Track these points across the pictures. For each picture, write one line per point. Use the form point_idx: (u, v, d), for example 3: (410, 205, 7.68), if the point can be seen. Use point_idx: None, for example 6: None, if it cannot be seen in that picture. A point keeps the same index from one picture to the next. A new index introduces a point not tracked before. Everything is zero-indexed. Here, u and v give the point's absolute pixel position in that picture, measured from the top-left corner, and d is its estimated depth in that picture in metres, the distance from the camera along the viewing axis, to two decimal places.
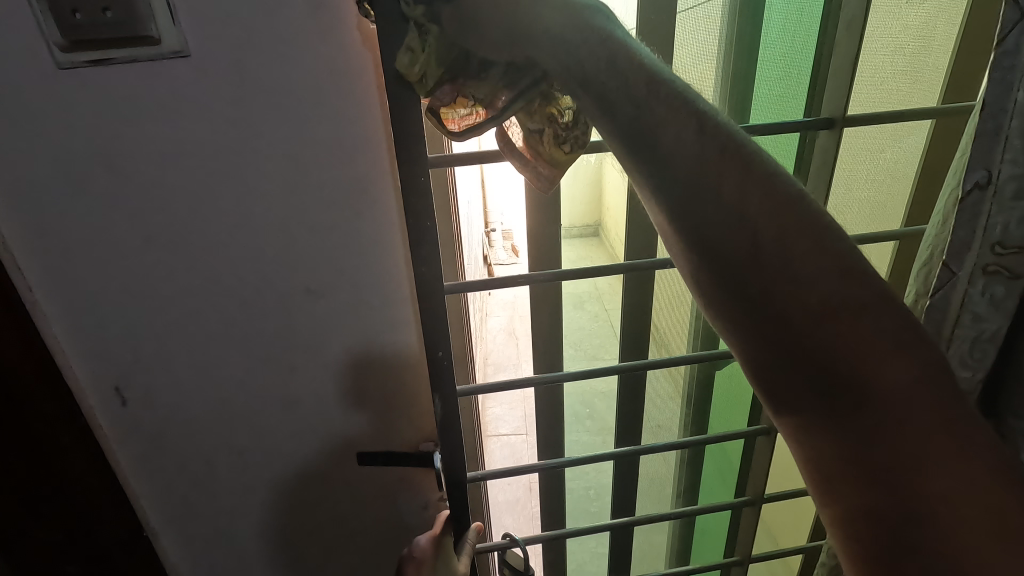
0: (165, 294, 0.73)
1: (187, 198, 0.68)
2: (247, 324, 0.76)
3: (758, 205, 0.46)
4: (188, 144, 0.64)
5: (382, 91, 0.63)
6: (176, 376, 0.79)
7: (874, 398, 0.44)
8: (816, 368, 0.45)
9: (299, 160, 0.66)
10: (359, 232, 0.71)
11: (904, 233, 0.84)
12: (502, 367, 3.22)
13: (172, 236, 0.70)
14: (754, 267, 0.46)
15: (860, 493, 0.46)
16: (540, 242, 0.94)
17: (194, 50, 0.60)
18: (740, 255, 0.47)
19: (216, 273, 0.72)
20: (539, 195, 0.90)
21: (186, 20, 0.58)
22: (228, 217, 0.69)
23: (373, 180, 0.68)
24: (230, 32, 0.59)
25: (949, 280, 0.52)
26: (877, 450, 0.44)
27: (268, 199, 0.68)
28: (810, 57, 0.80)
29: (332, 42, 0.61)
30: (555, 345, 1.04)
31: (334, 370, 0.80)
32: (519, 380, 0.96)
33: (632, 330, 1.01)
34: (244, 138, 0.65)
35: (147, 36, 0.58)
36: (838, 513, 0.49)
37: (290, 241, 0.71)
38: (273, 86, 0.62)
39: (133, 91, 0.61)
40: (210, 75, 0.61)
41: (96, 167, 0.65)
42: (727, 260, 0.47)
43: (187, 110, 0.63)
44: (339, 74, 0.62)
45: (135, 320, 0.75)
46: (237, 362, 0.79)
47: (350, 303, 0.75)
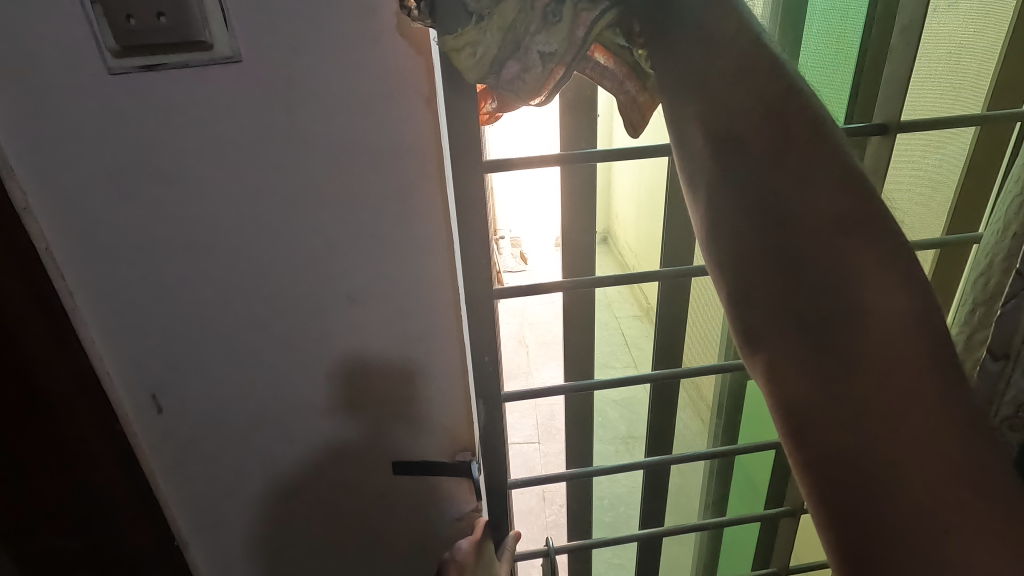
0: (205, 300, 0.73)
1: (231, 204, 0.67)
2: (286, 330, 0.75)
3: (797, 145, 0.45)
4: (235, 149, 0.64)
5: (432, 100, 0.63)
6: (212, 383, 0.78)
7: (879, 355, 0.41)
8: (819, 311, 0.43)
9: (345, 166, 0.66)
10: (403, 237, 0.70)
11: (950, 241, 0.82)
12: (514, 376, 3.20)
13: (215, 242, 0.69)
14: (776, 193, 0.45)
15: (836, 455, 0.42)
16: (575, 249, 0.93)
17: (246, 55, 0.59)
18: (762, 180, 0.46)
19: (258, 279, 0.72)
20: (575, 203, 0.89)
21: (239, 25, 0.58)
22: (271, 223, 0.68)
23: (419, 187, 0.67)
24: (282, 37, 0.59)
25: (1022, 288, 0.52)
26: (864, 409, 0.41)
27: (314, 203, 0.68)
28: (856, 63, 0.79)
29: (383, 49, 0.60)
30: (587, 353, 1.03)
31: (372, 378, 0.79)
32: (552, 388, 0.95)
33: (665, 338, 1.00)
34: (290, 144, 0.64)
35: (200, 41, 0.58)
36: (806, 482, 0.44)
37: (333, 247, 0.70)
38: (322, 92, 0.62)
39: (182, 97, 0.61)
40: (260, 81, 0.61)
41: (143, 173, 0.65)
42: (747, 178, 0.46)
43: (236, 115, 0.62)
44: (389, 81, 0.62)
45: (174, 326, 0.74)
46: (275, 370, 0.78)
47: (391, 310, 0.74)
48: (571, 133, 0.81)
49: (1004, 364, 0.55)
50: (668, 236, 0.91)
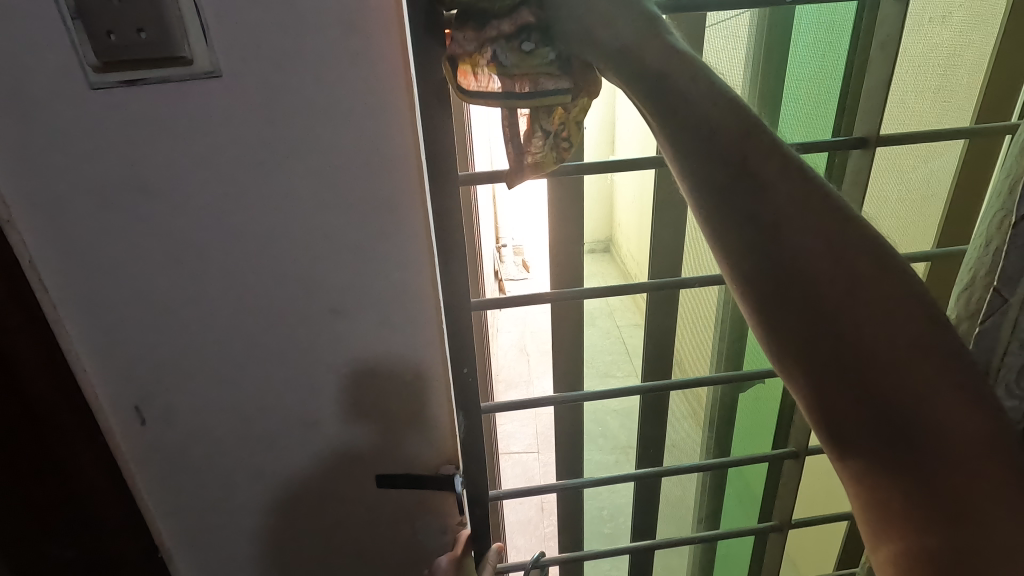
0: (188, 313, 0.73)
1: (212, 217, 0.67)
2: (270, 343, 0.75)
3: (812, 188, 0.49)
4: (217, 162, 0.64)
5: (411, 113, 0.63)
6: (196, 394, 0.78)
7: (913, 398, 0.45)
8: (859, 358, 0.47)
9: (325, 179, 0.65)
10: (385, 250, 0.70)
11: (939, 255, 0.81)
12: (515, 384, 3.18)
13: (198, 255, 0.69)
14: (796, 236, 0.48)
15: (882, 465, 0.47)
16: (564, 259, 0.92)
17: (226, 70, 0.59)
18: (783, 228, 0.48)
19: (240, 292, 0.72)
20: (562, 214, 0.89)
21: (219, 40, 0.58)
22: (253, 235, 0.68)
23: (400, 199, 0.67)
24: (262, 52, 0.59)
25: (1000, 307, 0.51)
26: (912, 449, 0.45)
27: (295, 216, 0.67)
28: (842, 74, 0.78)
29: (363, 63, 0.60)
30: (577, 365, 1.02)
31: (355, 390, 0.78)
32: (540, 398, 0.95)
33: (655, 350, 0.99)
34: (271, 157, 0.64)
35: (180, 56, 0.58)
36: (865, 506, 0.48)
37: (314, 260, 0.70)
38: (302, 106, 0.62)
39: (164, 111, 0.61)
40: (240, 94, 0.61)
41: (125, 185, 0.65)
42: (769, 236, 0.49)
43: (218, 129, 0.62)
44: (368, 95, 0.62)
45: (157, 338, 0.74)
46: (258, 381, 0.78)
47: (373, 323, 0.74)
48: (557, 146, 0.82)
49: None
50: (657, 248, 0.91)
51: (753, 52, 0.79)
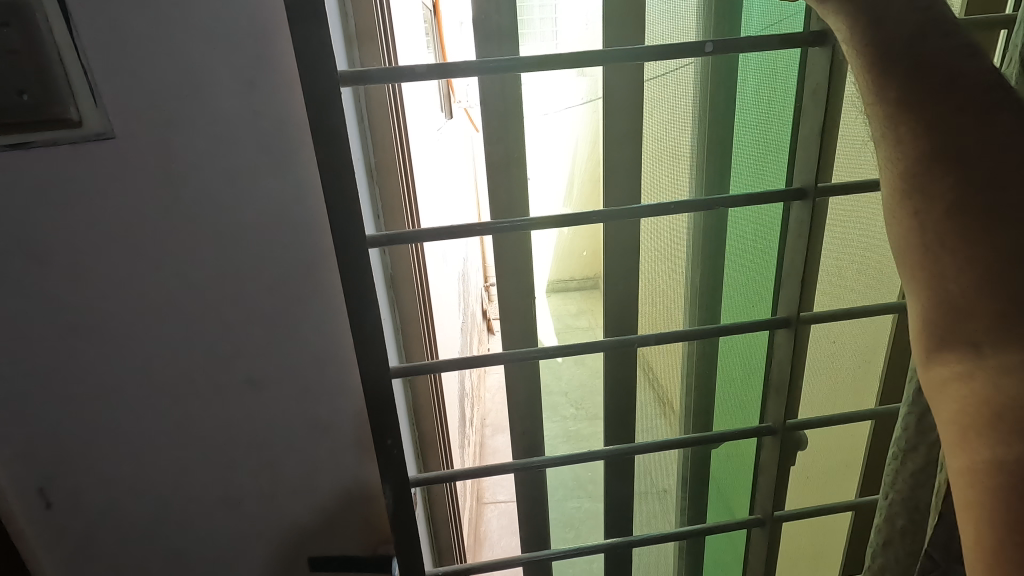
0: (89, 389, 0.65)
1: (110, 286, 0.61)
2: (182, 418, 0.68)
3: None
4: (112, 227, 0.59)
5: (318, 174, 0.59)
6: (107, 475, 0.71)
7: None
8: None
9: (235, 242, 0.61)
10: (303, 317, 0.65)
11: (904, 306, 0.77)
12: (501, 428, 3.06)
13: (96, 327, 0.63)
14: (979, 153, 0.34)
15: None
16: (512, 315, 0.87)
17: (120, 131, 0.55)
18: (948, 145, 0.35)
19: (146, 366, 0.65)
20: (509, 270, 0.85)
21: (111, 101, 0.54)
22: (157, 304, 0.62)
23: (317, 262, 0.63)
24: (159, 113, 0.55)
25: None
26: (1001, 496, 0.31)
27: (203, 283, 0.62)
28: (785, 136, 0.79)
29: (267, 122, 0.57)
30: (535, 424, 0.96)
31: (281, 464, 0.73)
32: (497, 467, 0.86)
33: (615, 407, 0.93)
34: (171, 221, 0.59)
35: (67, 118, 0.54)
36: None
37: (226, 328, 0.64)
38: (203, 166, 0.57)
39: (52, 174, 0.56)
40: (135, 155, 0.56)
41: (13, 254, 0.58)
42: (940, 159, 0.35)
43: (111, 192, 0.57)
44: (275, 156, 0.58)
45: (58, 418, 0.66)
46: (173, 460, 0.71)
47: (296, 392, 0.69)
48: (501, 199, 0.81)
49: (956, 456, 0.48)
50: (610, 301, 0.86)
51: (699, 113, 0.80)
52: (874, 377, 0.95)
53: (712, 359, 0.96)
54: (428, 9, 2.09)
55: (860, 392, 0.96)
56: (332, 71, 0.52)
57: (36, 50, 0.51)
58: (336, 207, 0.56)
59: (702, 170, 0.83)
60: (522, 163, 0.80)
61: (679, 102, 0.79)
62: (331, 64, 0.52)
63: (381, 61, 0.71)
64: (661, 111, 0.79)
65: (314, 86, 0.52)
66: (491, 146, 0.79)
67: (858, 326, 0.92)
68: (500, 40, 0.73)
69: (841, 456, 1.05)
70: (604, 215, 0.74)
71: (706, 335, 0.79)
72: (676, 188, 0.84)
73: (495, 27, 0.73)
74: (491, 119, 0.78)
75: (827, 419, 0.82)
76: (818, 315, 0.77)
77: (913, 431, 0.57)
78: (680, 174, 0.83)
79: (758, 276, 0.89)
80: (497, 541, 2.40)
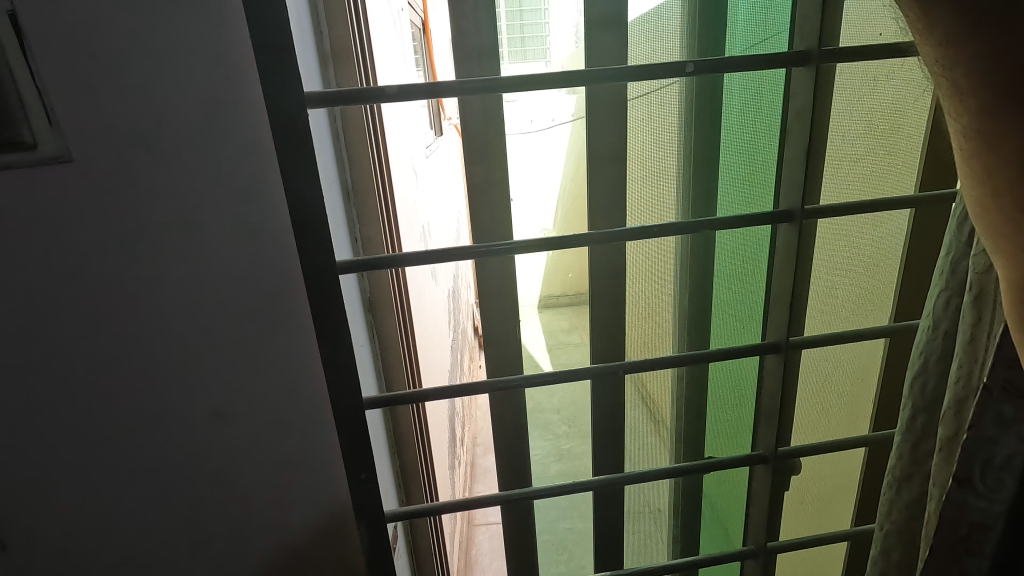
0: (42, 427, 0.61)
1: (66, 317, 0.57)
2: (145, 455, 0.64)
3: None
4: (68, 253, 0.55)
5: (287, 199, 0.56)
6: (62, 520, 0.66)
7: None
8: None
9: (201, 269, 0.58)
10: (273, 347, 0.62)
11: (896, 330, 0.75)
12: (492, 446, 3.01)
13: (51, 360, 0.59)
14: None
15: None
16: (494, 339, 0.84)
17: (77, 154, 0.52)
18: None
19: (106, 401, 0.61)
20: (492, 295, 0.82)
21: (67, 122, 0.51)
22: (118, 335, 0.59)
23: (288, 289, 0.60)
24: (118, 134, 0.52)
25: (983, 405, 0.42)
26: None
27: (166, 313, 0.59)
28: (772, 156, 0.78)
29: (234, 144, 0.54)
30: (522, 452, 0.93)
31: (252, 501, 0.69)
32: (481, 499, 0.83)
33: (603, 433, 0.90)
34: (133, 248, 0.56)
35: (19, 141, 0.51)
36: None
37: (192, 359, 0.61)
38: (166, 191, 0.55)
39: (3, 200, 0.53)
40: (94, 180, 0.53)
41: None
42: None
43: (67, 217, 0.54)
44: (243, 180, 0.55)
45: (8, 460, 0.62)
46: (136, 500, 0.66)
47: (267, 425, 0.66)
48: (483, 221, 0.79)
49: (953, 492, 0.46)
50: (597, 325, 0.84)
51: (683, 132, 0.79)
52: (866, 400, 0.93)
53: (702, 383, 0.94)
54: (415, 27, 2.09)
55: (851, 413, 0.95)
56: (300, 94, 0.50)
57: None
58: (306, 233, 0.54)
59: (686, 193, 0.81)
60: (504, 184, 0.78)
61: (663, 123, 0.77)
62: (298, 85, 0.50)
63: (356, 80, 0.69)
64: (646, 131, 0.78)
65: (281, 108, 0.50)
66: (473, 167, 0.77)
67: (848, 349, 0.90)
68: (480, 60, 0.72)
69: (835, 480, 1.03)
70: (588, 240, 0.72)
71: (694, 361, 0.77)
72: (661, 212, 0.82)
73: (474, 47, 0.71)
74: (472, 139, 0.76)
75: (820, 446, 0.80)
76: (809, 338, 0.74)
77: (907, 461, 0.54)
78: (665, 198, 0.82)
79: (748, 295, 0.87)
80: (489, 565, 2.34)
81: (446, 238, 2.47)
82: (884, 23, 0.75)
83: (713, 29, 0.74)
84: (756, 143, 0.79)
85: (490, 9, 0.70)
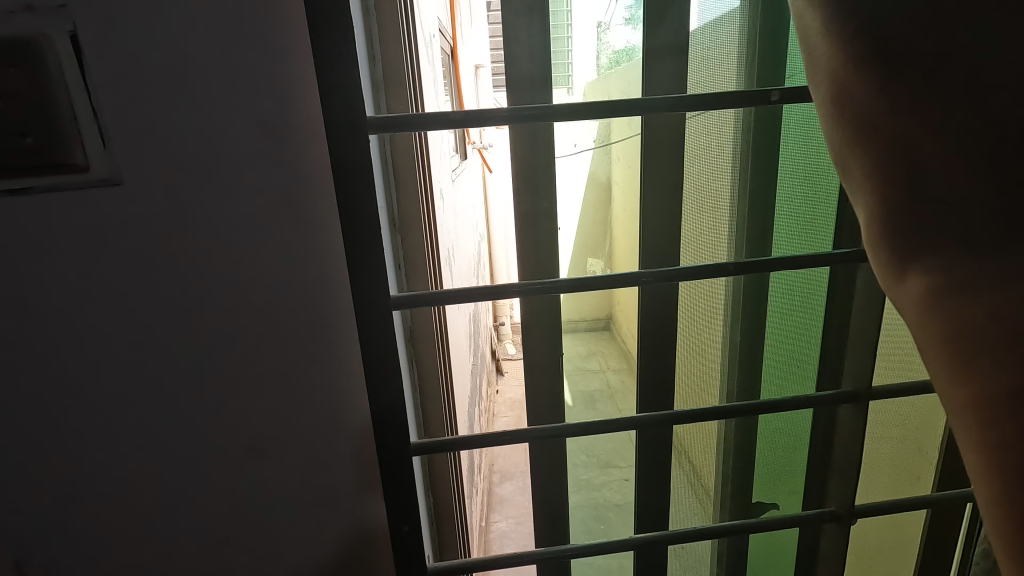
0: (76, 453, 0.59)
1: (106, 339, 0.55)
2: (177, 491, 0.61)
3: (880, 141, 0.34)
4: (116, 279, 0.54)
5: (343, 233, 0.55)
6: (86, 549, 0.62)
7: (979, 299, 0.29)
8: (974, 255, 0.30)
9: (245, 298, 0.55)
10: (315, 381, 0.59)
11: None
12: (509, 475, 2.94)
13: (90, 389, 0.57)
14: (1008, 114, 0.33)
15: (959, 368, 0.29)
16: (535, 375, 0.81)
17: (127, 176, 0.51)
18: (937, 112, 0.33)
19: (142, 431, 0.59)
20: (534, 330, 0.79)
21: (121, 146, 0.50)
22: (158, 362, 0.57)
23: (334, 322, 0.58)
24: (171, 160, 0.51)
25: None
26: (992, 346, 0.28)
27: (207, 341, 0.56)
28: (836, 193, 0.75)
29: (287, 173, 0.52)
30: (561, 493, 0.88)
31: (281, 541, 0.65)
32: (522, 552, 0.78)
33: (647, 479, 0.85)
34: (179, 273, 0.54)
35: (70, 162, 0.49)
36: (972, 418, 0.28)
37: (232, 390, 0.58)
38: (215, 217, 0.53)
39: (52, 221, 0.51)
40: (145, 204, 0.52)
41: (6, 304, 0.53)
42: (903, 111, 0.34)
43: (116, 244, 0.52)
44: (293, 209, 0.53)
45: (39, 485, 0.59)
46: (163, 533, 0.63)
47: (304, 461, 0.62)
48: (529, 253, 0.76)
49: None
50: (645, 363, 0.80)
51: (741, 166, 0.75)
52: (929, 455, 0.87)
53: (751, 432, 0.89)
54: (447, 54, 2.14)
55: (913, 467, 0.89)
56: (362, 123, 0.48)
57: (42, 91, 0.47)
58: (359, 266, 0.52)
59: (739, 231, 0.78)
60: (552, 216, 0.75)
61: (720, 157, 0.75)
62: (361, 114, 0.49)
63: (407, 107, 0.67)
64: (702, 165, 0.75)
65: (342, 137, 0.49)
66: (520, 199, 0.74)
67: (911, 402, 0.85)
68: (531, 87, 0.70)
69: (892, 538, 0.96)
70: (652, 278, 0.68)
71: (754, 411, 0.73)
72: (715, 250, 0.79)
73: (526, 74, 0.69)
74: (520, 171, 0.74)
75: (885, 506, 0.74)
76: (882, 389, 0.70)
77: None
78: (718, 233, 0.79)
79: (805, 337, 0.82)
80: None
81: (467, 259, 2.44)
82: None
83: (773, 59, 0.71)
84: (819, 178, 0.76)
85: (543, 36, 0.68)
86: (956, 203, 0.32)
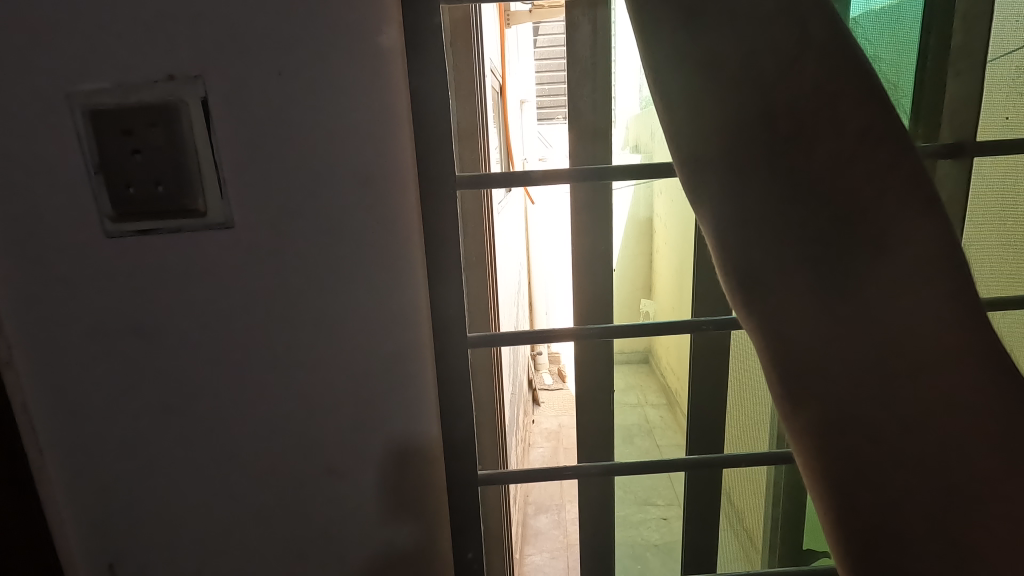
0: (174, 464, 0.65)
1: (208, 364, 0.62)
2: (259, 504, 0.66)
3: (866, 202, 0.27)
4: (222, 311, 0.60)
5: (421, 281, 0.61)
6: (173, 554, 0.68)
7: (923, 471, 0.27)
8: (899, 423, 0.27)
9: (332, 331, 0.61)
10: (386, 410, 0.64)
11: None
12: (545, 507, 2.91)
13: (192, 404, 0.63)
14: (849, 202, 0.27)
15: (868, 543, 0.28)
16: (587, 410, 0.84)
17: (238, 221, 0.57)
18: (807, 188, 0.28)
19: (232, 448, 0.64)
20: (588, 367, 0.82)
21: (235, 195, 0.57)
22: (251, 386, 0.63)
23: (409, 355, 0.63)
24: (278, 207, 0.57)
25: None
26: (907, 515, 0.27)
27: (293, 370, 0.62)
28: None
29: (374, 222, 0.58)
30: (609, 528, 0.89)
31: (347, 560, 0.68)
32: None
33: (697, 518, 0.85)
34: (276, 308, 0.60)
35: (193, 208, 0.57)
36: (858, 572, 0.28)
37: (314, 413, 0.64)
38: (309, 261, 0.59)
39: (174, 257, 0.58)
40: (250, 246, 0.58)
41: (130, 327, 0.60)
42: (781, 174, 0.28)
43: (227, 277, 0.59)
44: (378, 254, 0.59)
45: (140, 491, 0.65)
46: (242, 544, 0.68)
47: (372, 486, 0.66)
48: (586, 288, 0.80)
49: None
50: (697, 404, 0.81)
51: None
52: None
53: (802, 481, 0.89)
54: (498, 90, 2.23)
55: None
56: None
57: (175, 147, 0.55)
58: None
59: None
60: (609, 258, 0.79)
61: None
62: None
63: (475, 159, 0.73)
64: None
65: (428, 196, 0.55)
66: (579, 242, 0.79)
67: None
68: (593, 138, 0.74)
69: None
70: (719, 325, 0.70)
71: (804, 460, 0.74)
72: None
73: (589, 125, 0.74)
74: (580, 217, 0.78)
75: None
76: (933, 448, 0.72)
77: None
78: None
79: None
80: None
81: (510, 288, 2.48)
82: (1011, 109, 0.81)
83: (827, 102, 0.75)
84: None
85: (606, 92, 0.74)
86: (794, 310, 0.28)
